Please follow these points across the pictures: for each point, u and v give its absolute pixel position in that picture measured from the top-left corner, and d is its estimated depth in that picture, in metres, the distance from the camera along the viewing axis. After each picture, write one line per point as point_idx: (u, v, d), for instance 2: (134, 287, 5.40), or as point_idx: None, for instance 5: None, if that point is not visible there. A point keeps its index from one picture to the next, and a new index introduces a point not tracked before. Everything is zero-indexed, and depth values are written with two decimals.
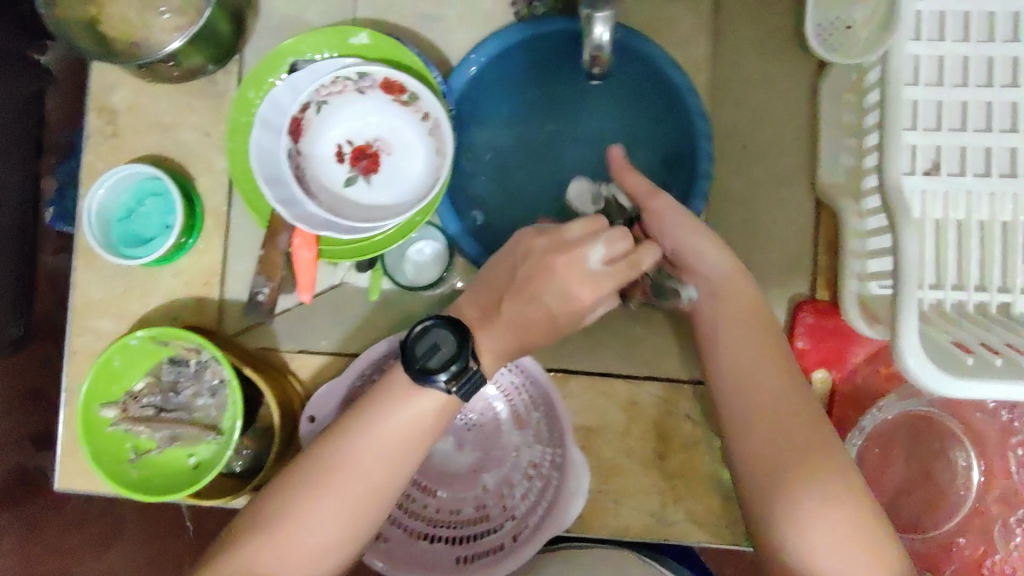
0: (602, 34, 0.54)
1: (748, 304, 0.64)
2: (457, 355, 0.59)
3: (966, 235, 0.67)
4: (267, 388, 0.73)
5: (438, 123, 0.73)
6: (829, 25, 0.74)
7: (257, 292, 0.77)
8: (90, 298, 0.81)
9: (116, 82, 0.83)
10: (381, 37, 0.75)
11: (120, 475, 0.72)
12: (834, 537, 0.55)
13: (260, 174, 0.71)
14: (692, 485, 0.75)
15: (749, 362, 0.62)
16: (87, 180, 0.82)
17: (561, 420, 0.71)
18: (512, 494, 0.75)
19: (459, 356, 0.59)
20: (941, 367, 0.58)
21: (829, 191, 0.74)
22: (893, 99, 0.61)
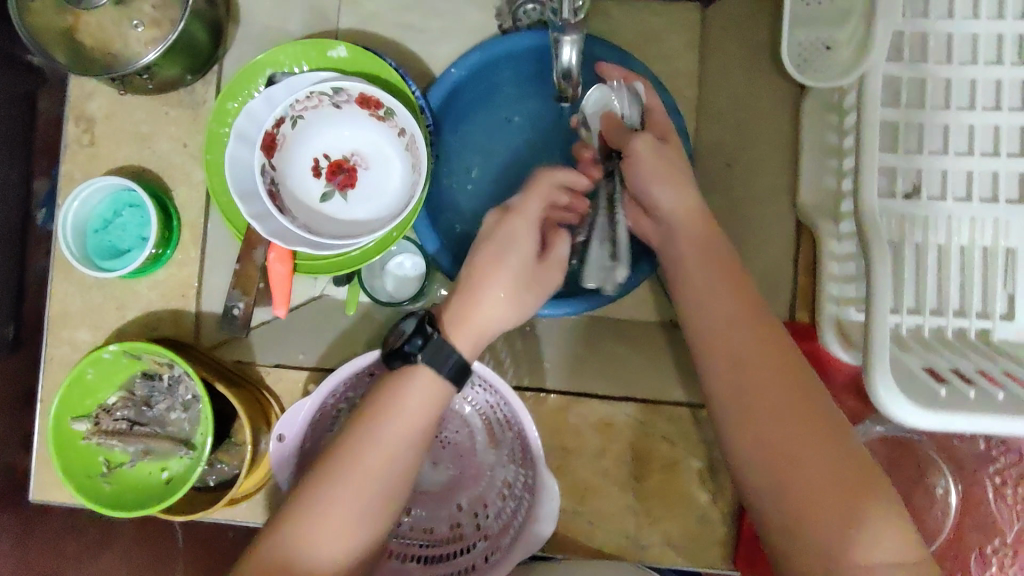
0: (568, 56, 0.54)
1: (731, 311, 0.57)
2: (430, 321, 0.60)
3: (945, 260, 0.67)
4: (240, 404, 0.72)
5: (414, 140, 0.73)
6: (807, 46, 0.72)
7: (233, 307, 0.77)
8: (67, 309, 0.81)
9: (94, 91, 0.82)
10: (360, 51, 0.76)
11: (91, 488, 0.71)
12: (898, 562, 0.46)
13: (235, 189, 0.71)
14: (669, 507, 0.74)
15: (744, 368, 0.53)
16: (65, 189, 0.82)
17: (533, 443, 0.68)
18: (487, 513, 0.74)
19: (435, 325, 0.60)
20: (913, 397, 0.57)
21: (809, 212, 0.74)
22: (869, 124, 0.60)
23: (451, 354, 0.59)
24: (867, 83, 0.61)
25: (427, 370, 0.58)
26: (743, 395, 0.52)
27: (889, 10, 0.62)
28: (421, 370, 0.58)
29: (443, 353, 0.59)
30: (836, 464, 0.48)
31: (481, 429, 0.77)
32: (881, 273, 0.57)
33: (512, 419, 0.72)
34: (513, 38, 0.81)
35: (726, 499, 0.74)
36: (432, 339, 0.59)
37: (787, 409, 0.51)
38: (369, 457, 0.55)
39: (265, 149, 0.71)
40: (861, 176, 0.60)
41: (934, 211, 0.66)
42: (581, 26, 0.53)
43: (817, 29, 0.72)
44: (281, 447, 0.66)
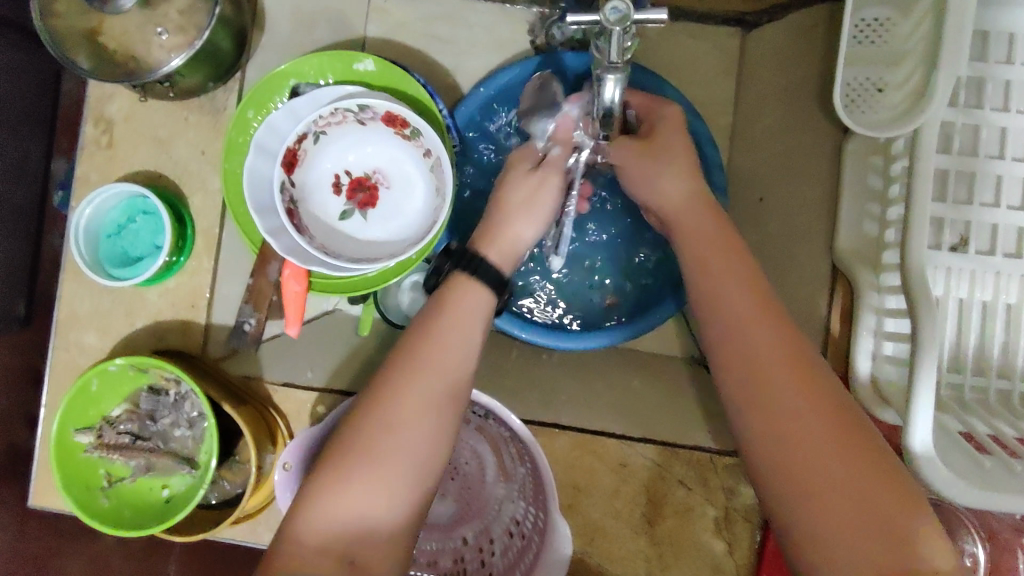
0: (612, 93, 0.52)
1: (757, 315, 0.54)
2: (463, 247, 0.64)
3: (989, 317, 0.64)
4: (246, 423, 0.70)
5: (439, 162, 0.71)
6: (856, 85, 0.69)
7: (244, 323, 0.76)
8: (74, 312, 0.78)
9: (114, 92, 0.80)
10: (388, 66, 0.74)
11: (89, 502, 0.68)
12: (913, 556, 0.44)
13: (252, 203, 0.69)
14: (681, 554, 0.72)
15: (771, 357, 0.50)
16: (79, 190, 0.80)
17: (545, 484, 0.63)
18: (493, 549, 0.71)
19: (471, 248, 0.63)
20: (958, 470, 0.54)
21: (848, 260, 0.69)
22: (921, 176, 0.57)
23: (484, 263, 0.61)
24: (922, 133, 0.58)
25: (464, 278, 0.60)
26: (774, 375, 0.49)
27: (953, 55, 0.59)
28: (458, 279, 0.60)
29: (476, 261, 0.61)
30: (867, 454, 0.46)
31: (492, 461, 0.76)
32: (927, 334, 0.54)
33: (523, 451, 0.69)
34: (549, 57, 0.78)
35: (742, 550, 0.71)
36: (464, 254, 0.62)
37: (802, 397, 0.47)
38: (410, 407, 0.51)
39: (286, 165, 0.69)
40: (910, 229, 0.57)
41: (983, 266, 0.62)
42: (626, 65, 0.50)
43: (869, 68, 0.69)
44: (286, 476, 0.63)
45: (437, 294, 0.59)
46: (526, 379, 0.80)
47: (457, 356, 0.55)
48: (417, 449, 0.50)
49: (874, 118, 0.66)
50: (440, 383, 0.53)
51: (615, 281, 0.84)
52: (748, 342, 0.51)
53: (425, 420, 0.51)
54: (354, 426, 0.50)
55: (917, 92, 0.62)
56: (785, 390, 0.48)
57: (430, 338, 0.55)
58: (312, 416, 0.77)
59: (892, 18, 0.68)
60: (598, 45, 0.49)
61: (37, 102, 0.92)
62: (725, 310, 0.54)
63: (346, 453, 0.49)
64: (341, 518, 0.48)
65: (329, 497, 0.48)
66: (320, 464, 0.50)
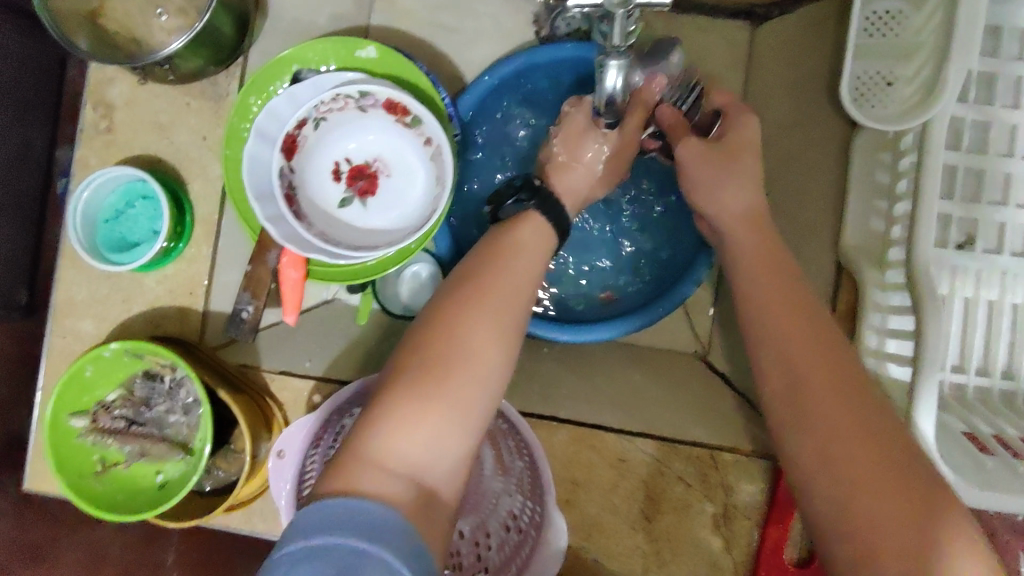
0: (614, 80, 0.51)
1: (777, 303, 0.53)
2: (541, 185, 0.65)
3: (996, 316, 0.63)
4: (241, 411, 0.69)
5: (439, 150, 0.71)
6: (866, 79, 0.68)
7: (241, 310, 0.74)
8: (72, 297, 0.78)
9: (115, 76, 0.80)
10: (389, 52, 0.73)
11: (83, 487, 0.68)
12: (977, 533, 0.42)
13: (250, 189, 0.68)
14: (678, 551, 0.71)
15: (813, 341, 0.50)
16: (78, 174, 0.79)
17: (543, 475, 0.63)
18: (489, 543, 0.70)
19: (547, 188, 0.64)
20: (962, 469, 0.53)
21: (853, 255, 0.69)
22: (930, 171, 0.56)
23: (559, 205, 0.62)
24: (931, 127, 0.57)
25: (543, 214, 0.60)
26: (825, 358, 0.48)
27: (964, 50, 0.58)
28: (536, 215, 0.60)
29: (554, 203, 0.61)
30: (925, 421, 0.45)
31: (490, 454, 0.76)
32: (933, 331, 0.53)
33: (521, 444, 0.69)
34: (550, 47, 0.77)
35: (740, 548, 0.71)
36: (543, 192, 0.62)
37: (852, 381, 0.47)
38: (488, 329, 0.49)
39: (285, 150, 0.69)
40: (918, 225, 0.56)
41: (990, 265, 0.61)
42: (629, 51, 0.50)
43: (878, 63, 0.68)
44: (281, 463, 0.63)
45: (506, 227, 0.58)
46: (525, 372, 0.79)
47: (526, 291, 0.53)
48: (489, 375, 0.48)
49: (884, 113, 0.66)
50: (514, 313, 0.51)
51: (611, 275, 0.83)
52: (783, 337, 0.51)
53: (500, 347, 0.49)
54: (435, 342, 0.48)
55: (926, 86, 0.61)
56: (817, 384, 0.47)
57: (500, 270, 0.53)
58: (309, 405, 0.77)
59: (903, 10, 0.67)
60: (603, 30, 0.48)
61: (41, 88, 0.92)
62: (762, 308, 0.53)
63: (423, 369, 0.46)
64: (417, 436, 0.44)
65: (409, 412, 0.45)
66: (396, 379, 0.46)
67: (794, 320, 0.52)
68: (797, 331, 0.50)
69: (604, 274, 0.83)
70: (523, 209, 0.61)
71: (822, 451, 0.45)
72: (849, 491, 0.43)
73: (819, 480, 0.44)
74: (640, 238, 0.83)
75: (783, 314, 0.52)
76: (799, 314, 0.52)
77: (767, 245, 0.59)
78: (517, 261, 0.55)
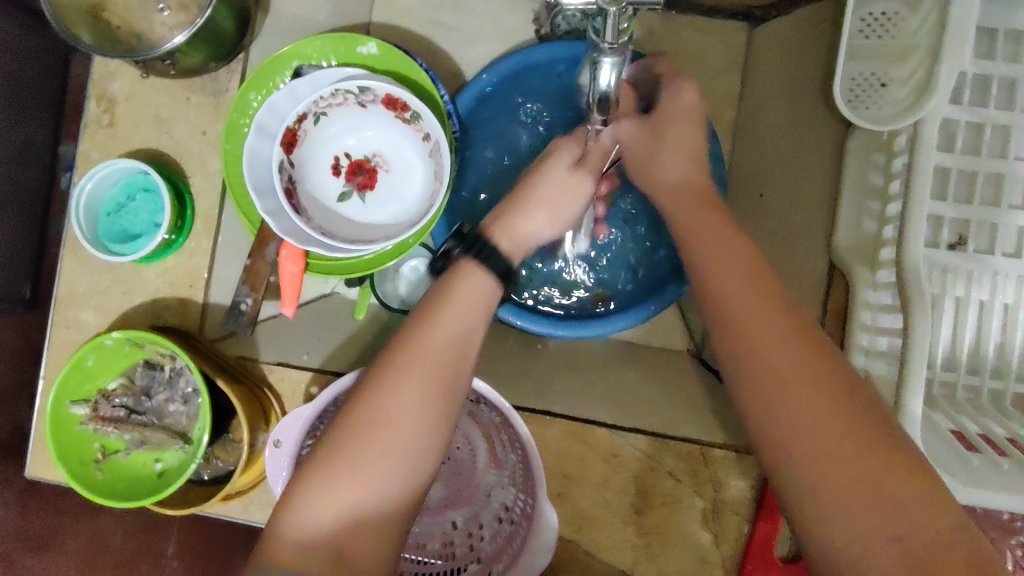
0: (608, 78, 0.52)
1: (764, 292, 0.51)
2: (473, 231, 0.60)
3: (987, 317, 0.63)
4: (239, 401, 0.70)
5: (438, 146, 0.71)
6: (860, 81, 0.69)
7: (240, 302, 0.76)
8: (74, 289, 0.79)
9: (117, 70, 0.81)
10: (390, 49, 0.74)
11: (83, 475, 0.69)
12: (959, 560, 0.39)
13: (250, 182, 0.69)
14: (668, 545, 0.72)
15: (798, 348, 0.46)
16: (81, 167, 0.80)
17: (534, 469, 0.64)
18: (482, 534, 0.72)
19: (481, 233, 0.60)
20: (948, 466, 0.54)
21: (844, 254, 0.69)
22: (922, 173, 0.57)
23: (496, 252, 0.58)
24: (923, 128, 0.57)
25: (475, 264, 0.57)
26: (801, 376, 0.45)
27: (956, 52, 0.58)
28: (469, 263, 0.56)
29: (488, 250, 0.57)
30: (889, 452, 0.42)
31: (484, 447, 0.76)
32: (921, 331, 0.53)
33: (514, 438, 0.69)
34: (548, 47, 0.78)
35: (729, 543, 0.71)
36: (477, 240, 0.59)
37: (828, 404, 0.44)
38: (400, 385, 0.49)
39: (285, 145, 0.70)
40: (908, 225, 0.56)
41: (981, 265, 0.62)
42: (625, 48, 0.51)
43: (875, 64, 0.69)
44: (277, 453, 0.64)
45: (442, 280, 0.55)
46: (520, 367, 0.80)
47: (456, 348, 0.52)
48: (404, 451, 0.48)
49: (878, 114, 0.66)
50: (436, 379, 0.50)
51: (609, 276, 0.84)
52: (764, 322, 0.48)
53: (417, 419, 0.49)
54: (347, 425, 0.48)
55: (921, 85, 0.62)
56: (798, 363, 0.46)
57: (428, 328, 0.52)
58: (307, 396, 0.77)
59: (898, 12, 0.68)
60: (596, 26, 0.49)
61: (46, 82, 0.93)
62: (742, 290, 0.50)
63: (333, 454, 0.47)
64: (327, 521, 0.46)
65: (317, 498, 0.46)
66: (309, 463, 0.48)
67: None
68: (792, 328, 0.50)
69: (601, 275, 0.84)
70: (453, 263, 0.57)
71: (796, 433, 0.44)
72: (823, 479, 0.42)
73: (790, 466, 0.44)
74: (635, 241, 0.84)
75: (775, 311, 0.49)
76: (779, 298, 0.50)
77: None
78: (450, 316, 0.53)
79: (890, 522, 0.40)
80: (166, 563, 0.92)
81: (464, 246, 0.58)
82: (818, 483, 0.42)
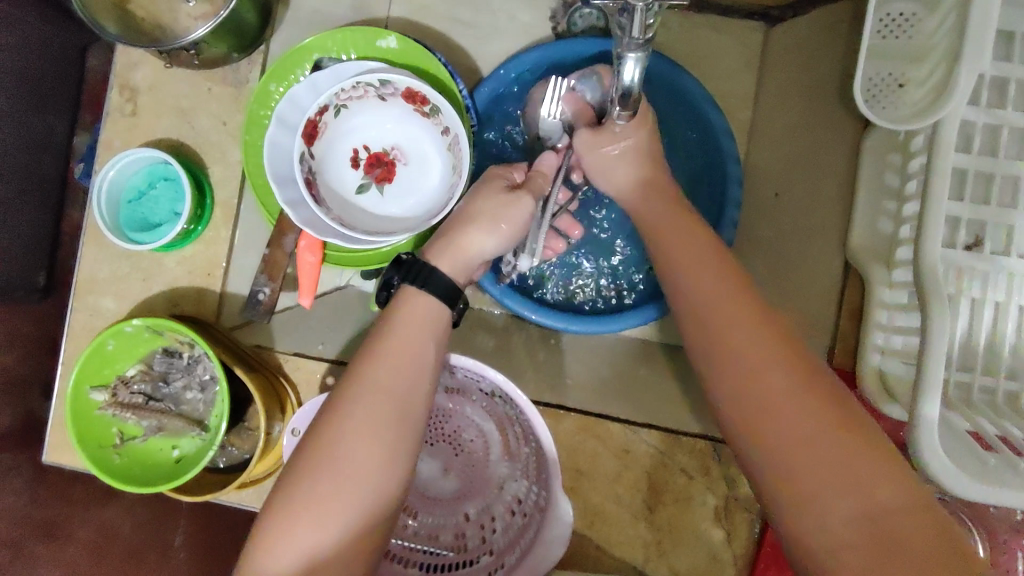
0: (632, 74, 0.53)
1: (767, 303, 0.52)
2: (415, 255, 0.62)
3: (1002, 319, 0.63)
4: (256, 388, 0.71)
5: (457, 140, 0.72)
6: (878, 81, 0.69)
7: (258, 291, 0.77)
8: (94, 275, 0.80)
9: (139, 60, 0.81)
10: (409, 42, 0.74)
11: (102, 459, 0.69)
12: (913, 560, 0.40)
13: (271, 173, 0.70)
14: (679, 541, 0.72)
15: (765, 357, 0.48)
16: (102, 156, 0.81)
17: (550, 462, 0.64)
18: (494, 526, 0.72)
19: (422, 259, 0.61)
20: (964, 466, 0.54)
21: (860, 256, 0.70)
22: (939, 172, 0.56)
23: (437, 272, 0.59)
24: (942, 128, 0.58)
25: (415, 289, 0.58)
26: (758, 388, 0.47)
27: (976, 53, 0.58)
28: (407, 288, 0.58)
29: (426, 271, 0.58)
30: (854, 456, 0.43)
31: (497, 439, 0.77)
32: (939, 330, 0.53)
33: (527, 431, 0.70)
34: (565, 43, 0.79)
35: (741, 540, 0.71)
36: (415, 263, 0.59)
37: (793, 414, 0.45)
38: (361, 401, 0.51)
39: (306, 136, 0.70)
40: (925, 225, 0.56)
41: (997, 266, 0.62)
42: (649, 45, 0.51)
43: (891, 64, 0.69)
44: (295, 440, 0.65)
45: (387, 311, 0.57)
46: (532, 361, 0.81)
47: (411, 368, 0.54)
48: (367, 472, 0.49)
49: (897, 114, 0.66)
50: (391, 400, 0.52)
51: (601, 265, 0.84)
52: (734, 333, 0.50)
53: (375, 438, 0.50)
54: (308, 451, 0.49)
55: (938, 87, 0.61)
56: (760, 362, 0.48)
57: (381, 352, 0.54)
58: (322, 386, 0.78)
59: (917, 14, 0.67)
60: (621, 23, 0.49)
61: (65, 74, 0.94)
62: (722, 296, 0.52)
63: (296, 480, 0.49)
64: (299, 542, 0.47)
65: (288, 522, 0.47)
66: (275, 492, 0.49)
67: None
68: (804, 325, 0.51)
69: (595, 265, 0.84)
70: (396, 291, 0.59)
71: (767, 437, 0.46)
72: (797, 479, 0.44)
73: (767, 470, 0.45)
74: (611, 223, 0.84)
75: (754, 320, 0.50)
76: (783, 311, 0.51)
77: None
78: (398, 340, 0.54)
79: (866, 508, 0.42)
80: (173, 555, 0.92)
81: (402, 271, 0.59)
82: (791, 483, 0.44)
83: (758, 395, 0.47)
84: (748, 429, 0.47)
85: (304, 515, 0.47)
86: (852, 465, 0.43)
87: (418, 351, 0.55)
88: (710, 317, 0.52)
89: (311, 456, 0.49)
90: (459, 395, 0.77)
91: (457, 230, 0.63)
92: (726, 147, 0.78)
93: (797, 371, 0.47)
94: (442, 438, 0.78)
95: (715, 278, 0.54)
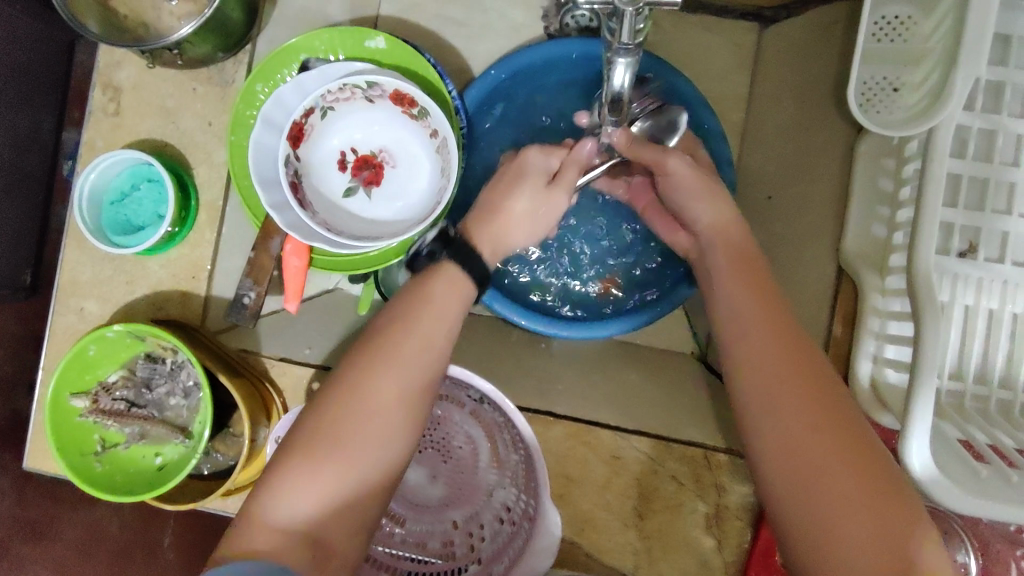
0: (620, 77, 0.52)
1: (756, 310, 0.54)
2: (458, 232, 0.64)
3: (995, 325, 0.62)
4: (239, 394, 0.69)
5: (445, 143, 0.71)
6: (873, 84, 0.67)
7: (243, 296, 0.74)
8: (77, 279, 0.78)
9: (123, 59, 0.80)
10: (397, 43, 0.73)
11: (82, 467, 0.68)
12: (866, 541, 0.42)
13: (255, 174, 0.68)
14: (669, 548, 0.71)
15: (767, 356, 0.51)
16: (84, 157, 0.79)
17: (539, 476, 0.63)
18: (482, 534, 0.71)
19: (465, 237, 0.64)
20: (958, 478, 0.53)
21: (853, 260, 0.67)
22: (934, 179, 0.55)
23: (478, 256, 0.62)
24: (937, 134, 0.56)
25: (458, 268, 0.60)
26: (754, 386, 0.50)
27: (973, 57, 0.57)
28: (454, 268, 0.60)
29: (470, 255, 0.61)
30: (834, 447, 0.45)
31: (486, 446, 0.75)
32: (931, 340, 0.52)
33: (517, 440, 0.69)
34: (559, 42, 0.78)
35: (731, 547, 0.71)
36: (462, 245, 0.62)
37: (786, 409, 0.48)
38: (394, 367, 0.51)
39: (292, 138, 0.69)
40: (920, 231, 0.55)
41: (992, 274, 0.61)
42: (640, 50, 0.50)
43: (887, 67, 0.67)
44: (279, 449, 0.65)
45: (422, 288, 0.57)
46: (522, 367, 0.80)
47: (442, 345, 0.54)
48: (396, 431, 0.50)
49: (889, 118, 0.65)
50: (421, 374, 0.52)
51: (589, 262, 0.83)
52: (741, 329, 0.54)
53: (409, 399, 0.51)
54: (333, 407, 0.49)
55: (934, 92, 0.61)
56: (770, 361, 0.50)
57: (416, 315, 0.54)
58: (307, 391, 0.76)
59: (913, 16, 0.66)
60: (611, 27, 0.48)
61: (51, 71, 0.92)
62: (736, 306, 0.56)
63: (326, 423, 0.49)
64: (305, 505, 0.46)
65: (313, 468, 0.47)
66: (289, 443, 0.48)
67: (769, 320, 0.53)
68: (773, 339, 0.52)
69: (588, 268, 0.83)
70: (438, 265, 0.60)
71: (770, 430, 0.48)
72: (800, 484, 0.45)
73: (767, 460, 0.47)
74: (598, 225, 0.83)
75: (758, 324, 0.53)
76: (771, 326, 0.52)
77: (751, 255, 0.59)
78: (428, 314, 0.55)
79: (838, 491, 0.44)
80: (161, 554, 0.91)
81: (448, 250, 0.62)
82: (802, 474, 0.45)
83: (755, 395, 0.50)
84: (750, 425, 0.49)
85: (318, 468, 0.47)
86: (827, 456, 0.45)
87: (446, 327, 0.55)
88: (737, 305, 0.56)
89: (339, 413, 0.49)
90: (449, 402, 0.76)
91: (487, 225, 0.65)
92: (719, 149, 0.77)
93: (793, 373, 0.49)
94: (432, 445, 0.77)
95: (732, 299, 0.56)
